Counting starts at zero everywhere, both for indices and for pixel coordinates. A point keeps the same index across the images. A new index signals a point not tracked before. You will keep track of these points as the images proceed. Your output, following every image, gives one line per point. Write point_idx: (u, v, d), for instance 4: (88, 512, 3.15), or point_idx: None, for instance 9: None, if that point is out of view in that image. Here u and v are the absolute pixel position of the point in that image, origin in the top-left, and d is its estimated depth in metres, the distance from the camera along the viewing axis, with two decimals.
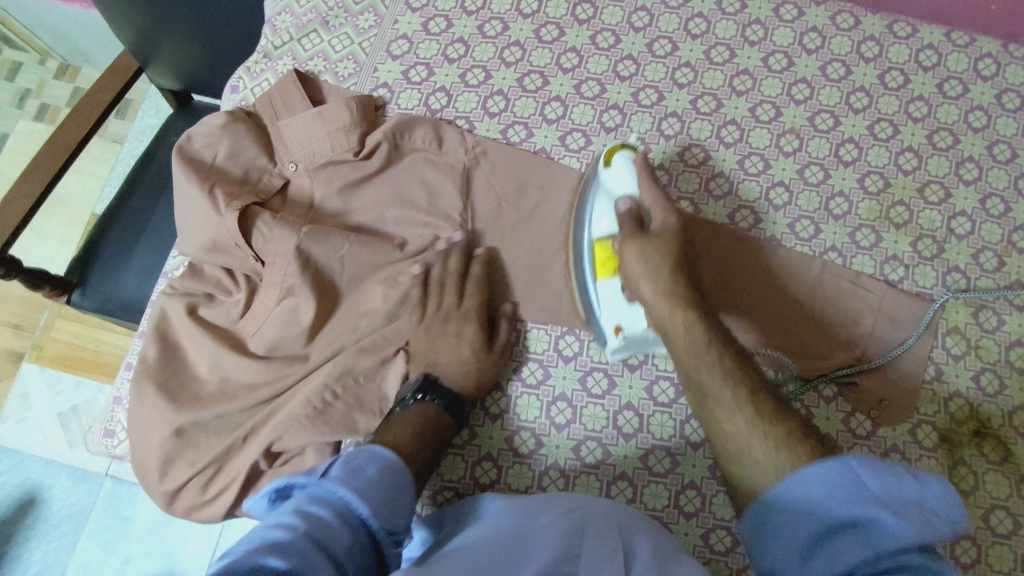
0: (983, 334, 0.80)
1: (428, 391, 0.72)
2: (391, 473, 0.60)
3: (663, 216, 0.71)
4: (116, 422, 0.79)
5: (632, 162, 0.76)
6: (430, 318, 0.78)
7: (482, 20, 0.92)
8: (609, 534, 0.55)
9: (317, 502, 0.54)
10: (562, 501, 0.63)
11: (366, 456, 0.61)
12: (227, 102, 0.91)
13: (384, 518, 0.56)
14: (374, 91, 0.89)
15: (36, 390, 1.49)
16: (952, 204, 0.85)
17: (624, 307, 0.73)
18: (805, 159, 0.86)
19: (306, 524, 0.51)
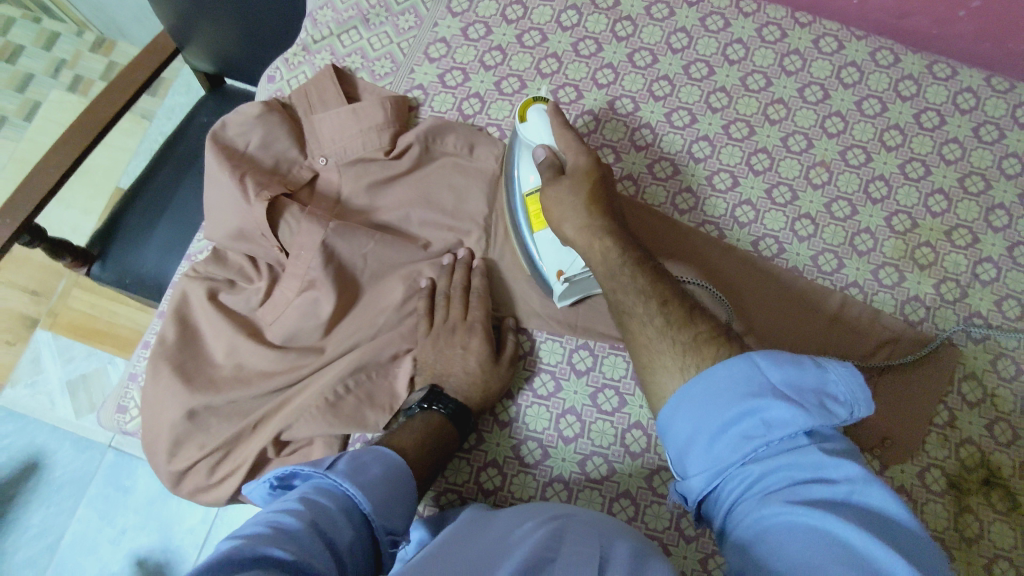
0: (1000, 382, 0.80)
1: (434, 402, 0.74)
2: (393, 475, 0.62)
3: (578, 157, 0.76)
4: (129, 398, 0.80)
5: (546, 114, 0.79)
6: (437, 329, 0.79)
7: (521, 29, 0.92)
8: (588, 540, 0.57)
9: (322, 493, 0.56)
10: (543, 508, 0.64)
11: (370, 456, 0.63)
12: (263, 91, 0.92)
13: (383, 518, 0.58)
14: (408, 92, 0.90)
15: (48, 356, 1.51)
16: (979, 250, 0.84)
17: (560, 252, 0.78)
18: (834, 193, 0.86)
19: (312, 512, 0.52)
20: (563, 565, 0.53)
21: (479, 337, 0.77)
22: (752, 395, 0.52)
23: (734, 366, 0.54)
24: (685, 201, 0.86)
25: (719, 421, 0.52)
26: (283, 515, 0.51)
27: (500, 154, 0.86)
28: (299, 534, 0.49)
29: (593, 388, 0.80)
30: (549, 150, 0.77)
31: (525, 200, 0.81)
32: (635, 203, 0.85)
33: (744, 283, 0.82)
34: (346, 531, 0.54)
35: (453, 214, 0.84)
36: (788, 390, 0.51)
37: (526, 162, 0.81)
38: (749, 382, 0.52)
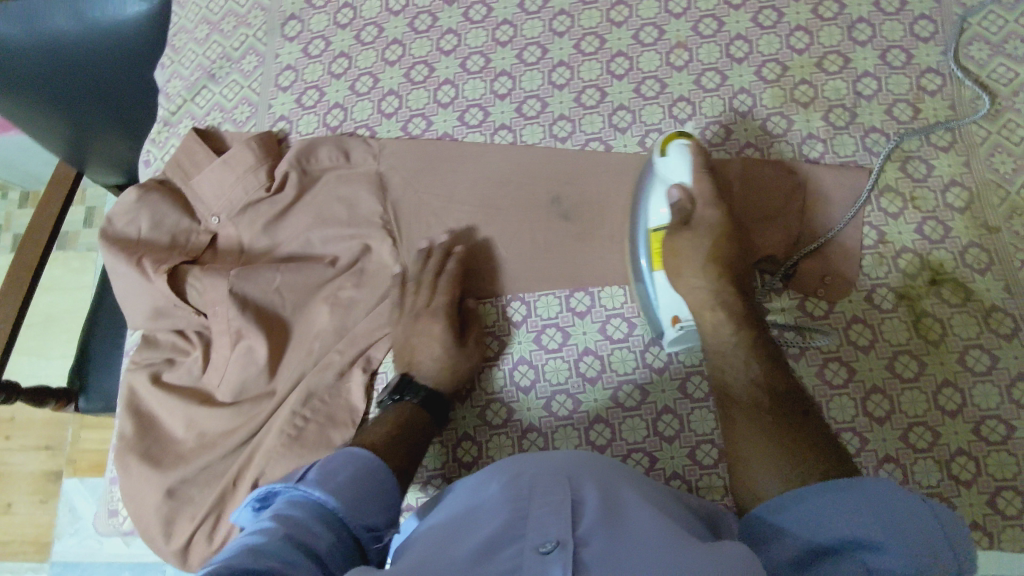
0: (915, 184, 0.79)
1: (404, 391, 0.75)
2: (364, 473, 0.63)
3: (705, 210, 0.72)
4: (117, 499, 0.83)
5: (688, 151, 0.74)
6: (404, 320, 0.80)
7: (357, 29, 0.94)
8: (557, 487, 0.55)
9: (294, 506, 0.55)
10: (508, 467, 0.61)
11: (339, 461, 0.63)
12: (143, 177, 0.94)
13: (360, 515, 0.58)
14: (273, 126, 0.92)
15: (81, 502, 1.44)
16: (854, 68, 0.84)
17: (677, 298, 0.73)
18: (699, 68, 0.86)
19: (289, 525, 0.52)
20: (535, 523, 0.52)
21: (447, 319, 0.78)
22: (865, 515, 0.51)
23: (847, 489, 0.54)
24: (563, 128, 0.87)
25: (833, 526, 0.52)
26: (258, 534, 0.50)
27: (374, 149, 0.88)
28: (279, 548, 0.48)
29: (535, 333, 0.81)
30: (683, 190, 0.73)
31: (648, 236, 0.76)
32: (515, 149, 0.86)
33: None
34: (325, 536, 0.53)
35: (351, 221, 0.85)
36: (903, 527, 0.50)
37: (658, 200, 0.75)
38: (866, 510, 0.52)
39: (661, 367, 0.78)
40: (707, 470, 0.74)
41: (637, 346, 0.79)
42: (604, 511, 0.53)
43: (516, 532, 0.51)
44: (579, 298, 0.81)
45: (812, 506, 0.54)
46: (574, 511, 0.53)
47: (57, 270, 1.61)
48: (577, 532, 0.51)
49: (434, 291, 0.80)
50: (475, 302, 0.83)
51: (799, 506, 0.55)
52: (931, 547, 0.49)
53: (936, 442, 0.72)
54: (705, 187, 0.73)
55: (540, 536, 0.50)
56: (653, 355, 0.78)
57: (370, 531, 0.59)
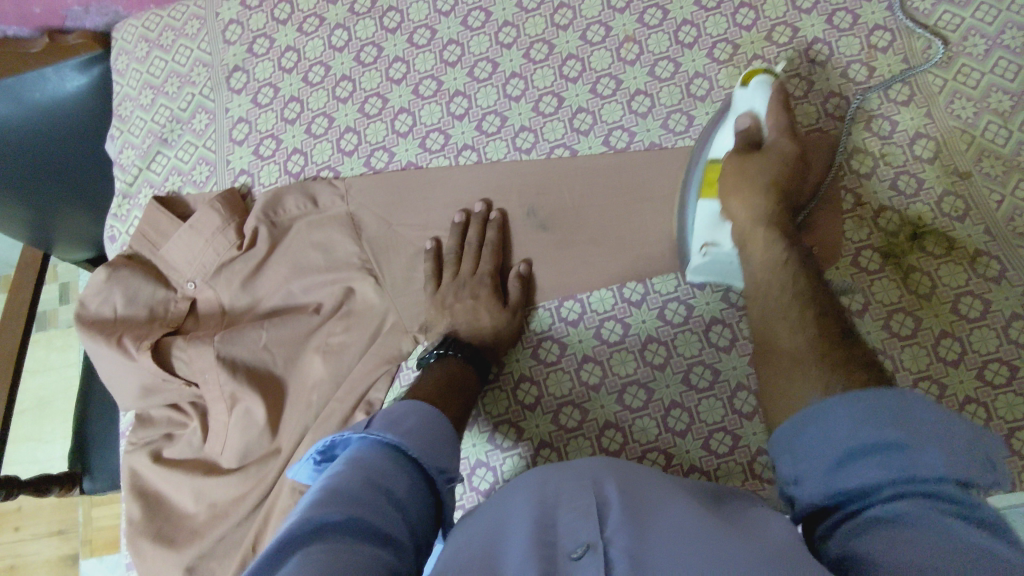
0: (883, 142, 0.79)
1: (450, 347, 0.76)
2: (429, 420, 0.63)
3: (779, 139, 0.71)
4: None
5: (769, 88, 0.73)
6: (445, 288, 0.80)
7: (303, 71, 0.92)
8: (582, 491, 0.54)
9: (365, 453, 0.57)
10: (528, 479, 0.60)
11: (404, 410, 0.63)
12: (110, 253, 0.92)
13: (434, 457, 0.59)
14: (235, 181, 0.90)
15: None
16: (803, 36, 0.84)
17: (717, 226, 0.72)
18: (651, 60, 0.86)
19: (364, 471, 0.54)
20: (566, 529, 0.50)
21: (492, 286, 0.79)
22: (900, 425, 0.45)
23: (881, 397, 0.47)
24: (526, 139, 0.86)
25: (861, 433, 0.46)
26: (337, 480, 0.52)
27: (341, 190, 0.86)
28: (355, 493, 0.50)
29: (532, 349, 0.80)
30: (754, 120, 0.72)
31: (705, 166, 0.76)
32: (482, 168, 0.85)
33: (615, 197, 0.82)
34: (400, 481, 0.55)
35: (329, 265, 0.84)
36: (940, 436, 0.44)
37: (721, 133, 0.75)
38: (900, 416, 0.45)
39: (662, 363, 0.77)
40: (724, 459, 0.74)
41: (635, 345, 0.78)
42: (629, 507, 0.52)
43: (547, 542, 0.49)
44: (569, 307, 0.81)
45: (839, 414, 0.49)
46: (602, 510, 0.51)
47: (41, 351, 1.58)
48: (607, 531, 0.49)
49: (478, 260, 0.81)
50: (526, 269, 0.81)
51: (827, 416, 0.49)
52: (971, 461, 0.43)
53: (944, 394, 0.72)
54: (781, 121, 0.71)
55: (571, 544, 0.49)
56: (653, 352, 0.78)
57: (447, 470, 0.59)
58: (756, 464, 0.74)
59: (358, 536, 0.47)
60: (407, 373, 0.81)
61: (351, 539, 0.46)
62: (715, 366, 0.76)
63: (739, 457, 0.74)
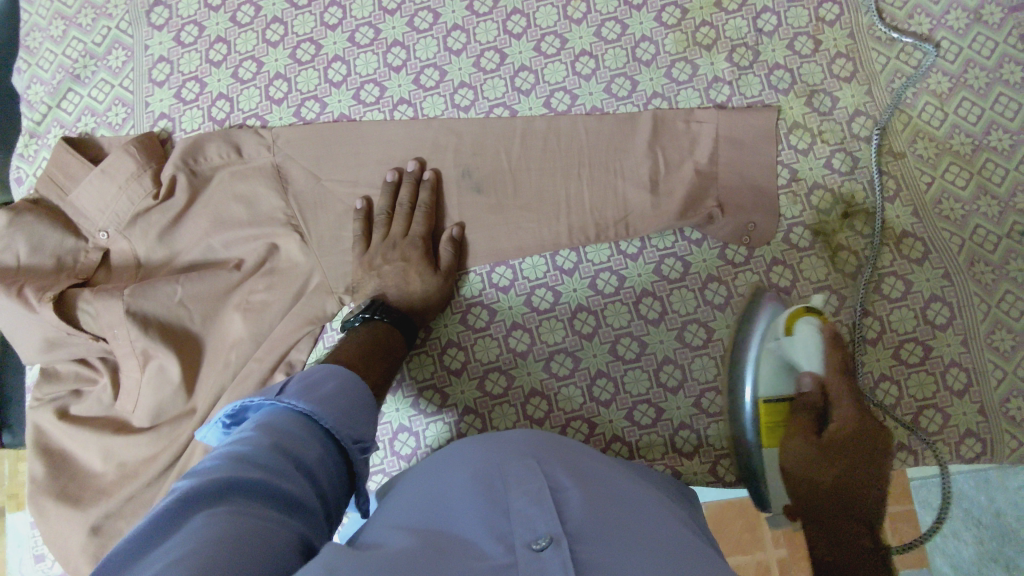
0: (822, 118, 0.79)
1: (375, 311, 0.73)
2: (347, 387, 0.60)
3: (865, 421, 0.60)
4: (42, 544, 0.79)
5: (821, 333, 0.65)
6: (373, 250, 0.77)
7: (231, 10, 0.86)
8: (531, 474, 0.53)
9: (279, 418, 0.54)
10: (467, 454, 0.59)
11: (322, 375, 0.61)
12: (17, 196, 0.86)
13: (350, 428, 0.57)
14: (154, 126, 0.84)
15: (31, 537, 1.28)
16: (753, 4, 0.82)
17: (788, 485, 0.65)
18: (598, 20, 0.83)
19: (273, 436, 0.51)
20: (519, 514, 0.49)
21: (423, 249, 0.77)
22: None
23: None
24: (464, 97, 0.83)
25: None
26: (244, 444, 0.49)
27: (267, 141, 0.81)
28: (265, 459, 0.48)
29: (461, 314, 0.79)
30: (815, 378, 0.63)
31: (757, 408, 0.65)
32: (416, 123, 0.81)
33: (553, 162, 0.79)
34: (313, 449, 0.53)
35: (251, 218, 0.80)
36: None
37: (765, 368, 0.66)
38: None
39: (590, 333, 0.77)
40: (645, 430, 0.75)
41: (564, 314, 0.78)
42: (583, 498, 0.51)
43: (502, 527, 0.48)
44: (501, 273, 0.80)
45: None
46: (555, 499, 0.50)
47: None
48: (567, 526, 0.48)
49: (410, 222, 0.78)
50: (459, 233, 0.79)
51: None
52: None
53: (861, 370, 0.74)
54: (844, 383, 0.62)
55: (531, 533, 0.47)
56: (581, 323, 0.77)
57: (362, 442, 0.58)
58: (677, 438, 0.75)
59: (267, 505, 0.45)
60: (331, 335, 0.80)
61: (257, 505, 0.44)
62: (642, 339, 0.77)
63: (660, 431, 0.75)
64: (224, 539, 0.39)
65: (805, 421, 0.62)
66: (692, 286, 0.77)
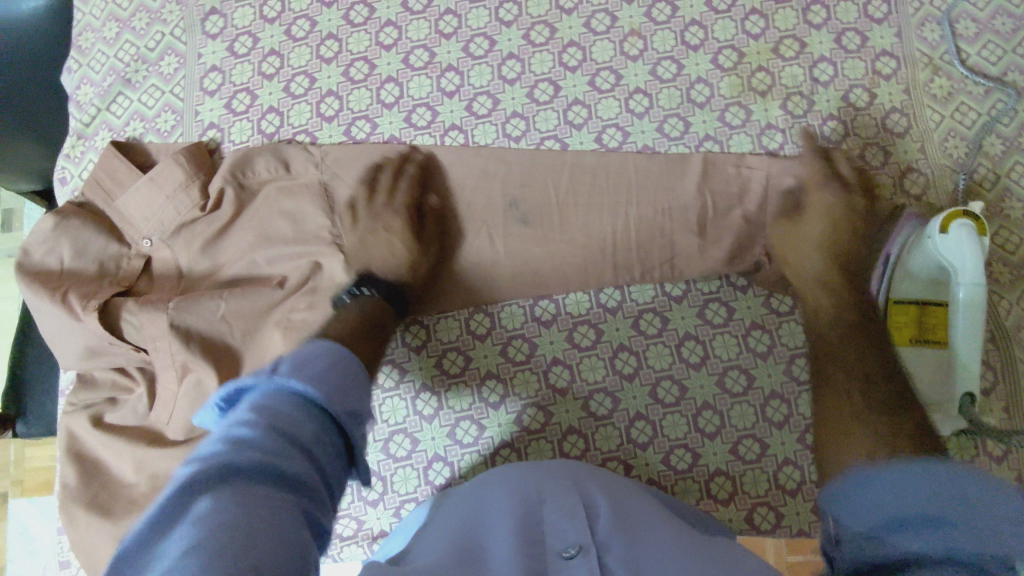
0: (874, 172, 0.79)
1: (365, 286, 0.74)
2: (341, 365, 0.55)
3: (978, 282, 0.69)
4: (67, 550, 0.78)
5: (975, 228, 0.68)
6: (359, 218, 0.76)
7: (287, 23, 0.86)
8: (566, 494, 0.61)
9: (272, 397, 0.49)
10: (507, 477, 0.66)
11: (314, 351, 0.55)
12: (60, 197, 0.85)
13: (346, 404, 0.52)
14: (203, 135, 0.84)
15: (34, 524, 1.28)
16: (810, 53, 0.82)
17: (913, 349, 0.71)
18: (654, 57, 0.83)
19: (268, 416, 0.46)
20: (552, 527, 0.56)
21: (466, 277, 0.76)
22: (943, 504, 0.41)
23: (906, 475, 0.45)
24: (516, 126, 0.82)
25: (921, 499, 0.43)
26: (237, 426, 0.44)
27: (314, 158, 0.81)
28: (260, 441, 0.43)
29: (501, 345, 0.79)
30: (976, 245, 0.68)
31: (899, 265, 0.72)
32: (466, 149, 0.81)
33: (601, 196, 0.79)
34: (309, 426, 0.48)
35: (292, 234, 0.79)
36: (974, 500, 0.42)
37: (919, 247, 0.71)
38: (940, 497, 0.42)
39: (631, 374, 0.76)
40: (682, 475, 0.75)
41: (606, 352, 0.77)
42: (610, 515, 0.59)
43: (534, 537, 0.55)
44: (544, 306, 0.79)
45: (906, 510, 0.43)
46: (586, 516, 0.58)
47: None
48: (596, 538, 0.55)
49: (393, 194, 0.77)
50: (503, 265, 0.78)
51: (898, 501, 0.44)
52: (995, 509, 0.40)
53: None
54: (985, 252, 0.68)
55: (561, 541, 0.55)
56: (623, 362, 0.77)
57: (359, 422, 0.52)
58: (713, 484, 0.75)
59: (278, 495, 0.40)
60: None
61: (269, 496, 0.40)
62: (683, 383, 0.76)
63: (696, 475, 0.75)
64: (244, 539, 0.35)
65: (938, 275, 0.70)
66: (736, 333, 0.77)
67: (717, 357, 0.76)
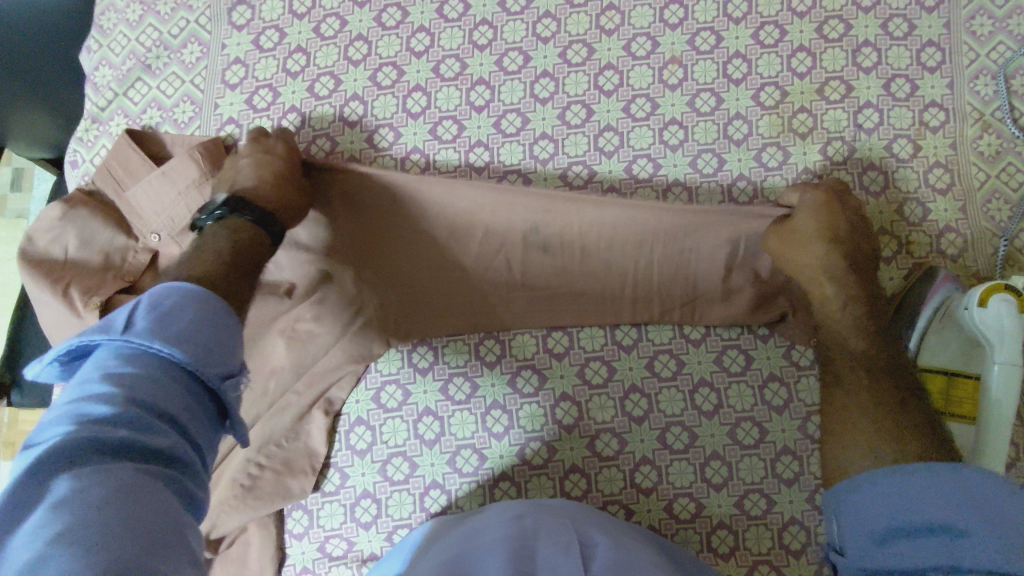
0: (911, 228, 0.76)
1: (239, 206, 0.63)
2: (203, 306, 0.49)
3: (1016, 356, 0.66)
4: None
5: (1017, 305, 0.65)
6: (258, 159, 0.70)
7: (316, 20, 0.82)
8: (561, 531, 0.61)
9: (128, 361, 0.44)
10: (507, 511, 0.66)
11: (174, 296, 0.49)
12: (70, 181, 0.83)
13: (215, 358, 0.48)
14: (220, 130, 0.81)
15: None
16: (855, 97, 0.78)
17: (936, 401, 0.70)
18: (693, 88, 0.79)
19: (127, 384, 0.43)
20: (544, 559, 0.56)
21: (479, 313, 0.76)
22: (953, 510, 0.51)
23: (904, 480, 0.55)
24: (544, 149, 0.80)
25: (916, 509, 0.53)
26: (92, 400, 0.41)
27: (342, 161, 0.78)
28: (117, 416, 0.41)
29: (509, 375, 0.76)
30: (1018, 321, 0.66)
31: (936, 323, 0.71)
32: (487, 179, 0.73)
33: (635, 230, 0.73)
34: (173, 389, 0.45)
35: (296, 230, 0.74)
36: (994, 519, 0.49)
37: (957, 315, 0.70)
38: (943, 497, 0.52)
39: (640, 417, 0.74)
40: (683, 525, 0.73)
41: (617, 392, 0.75)
42: (604, 553, 0.58)
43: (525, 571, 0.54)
44: (557, 338, 0.77)
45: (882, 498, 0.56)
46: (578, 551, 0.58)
47: None
48: (586, 571, 0.55)
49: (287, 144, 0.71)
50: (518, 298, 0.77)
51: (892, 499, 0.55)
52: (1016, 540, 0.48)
53: None
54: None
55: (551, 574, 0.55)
56: (634, 404, 0.74)
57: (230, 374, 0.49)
58: (714, 537, 0.72)
59: (134, 476, 0.39)
60: (374, 377, 0.78)
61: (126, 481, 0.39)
62: (693, 430, 0.74)
63: (698, 526, 0.73)
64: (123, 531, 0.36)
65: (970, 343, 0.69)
66: (753, 383, 0.74)
67: (732, 406, 0.74)
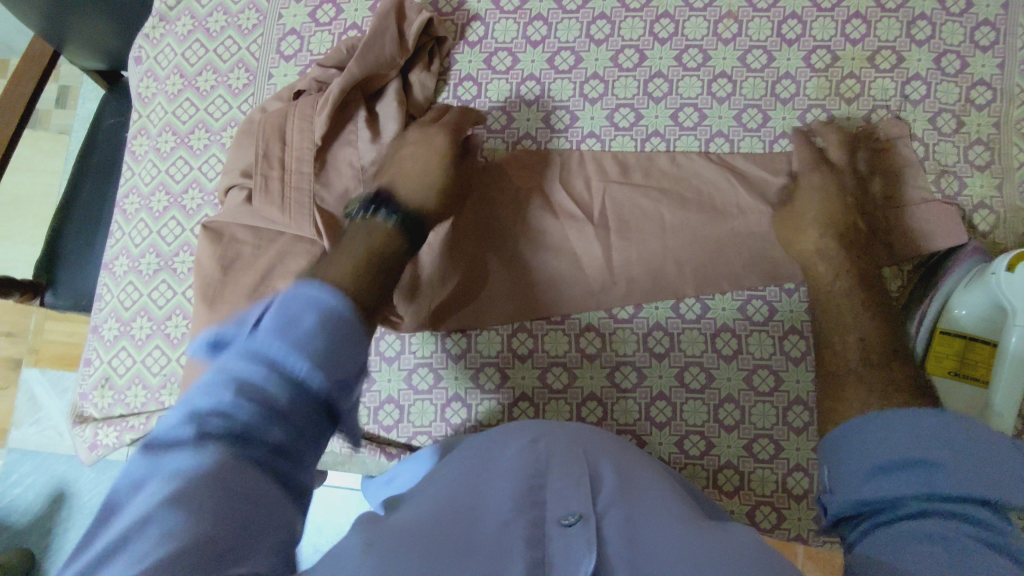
0: (947, 200, 0.76)
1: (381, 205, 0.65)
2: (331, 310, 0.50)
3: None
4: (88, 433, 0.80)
5: None
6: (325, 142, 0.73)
7: None
8: (575, 459, 0.57)
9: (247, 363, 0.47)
10: (525, 432, 0.62)
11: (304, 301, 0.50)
12: (133, 75, 0.87)
13: (332, 369, 0.48)
14: (282, 40, 0.83)
15: (44, 393, 1.34)
16: (905, 68, 0.79)
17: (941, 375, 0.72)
18: (746, 44, 0.81)
19: (238, 384, 0.46)
20: (554, 492, 0.53)
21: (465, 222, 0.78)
22: (949, 452, 0.51)
23: (917, 420, 0.55)
24: (594, 88, 0.82)
25: (909, 448, 0.53)
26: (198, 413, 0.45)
27: (438, 50, 0.84)
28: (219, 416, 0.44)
29: None
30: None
31: (950, 296, 0.72)
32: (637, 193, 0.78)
33: (683, 250, 0.77)
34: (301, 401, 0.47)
35: (333, 220, 0.74)
36: (981, 463, 0.50)
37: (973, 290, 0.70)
38: (939, 437, 0.52)
39: (662, 353, 0.77)
40: (691, 461, 0.76)
41: (641, 328, 0.77)
42: (618, 488, 0.54)
43: (537, 501, 0.52)
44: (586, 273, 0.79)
45: (883, 435, 0.56)
46: (592, 485, 0.54)
47: (26, 149, 1.49)
48: (596, 509, 0.51)
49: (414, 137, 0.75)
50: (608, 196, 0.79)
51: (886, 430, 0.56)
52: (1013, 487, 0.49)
53: None
54: None
55: (562, 508, 0.51)
56: (656, 340, 0.77)
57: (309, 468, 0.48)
58: (720, 475, 0.75)
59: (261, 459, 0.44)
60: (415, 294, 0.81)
61: (229, 459, 0.43)
62: (711, 372, 0.76)
63: (706, 463, 0.76)
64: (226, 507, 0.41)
65: (981, 320, 0.70)
66: (774, 333, 0.76)
67: (753, 353, 0.76)
